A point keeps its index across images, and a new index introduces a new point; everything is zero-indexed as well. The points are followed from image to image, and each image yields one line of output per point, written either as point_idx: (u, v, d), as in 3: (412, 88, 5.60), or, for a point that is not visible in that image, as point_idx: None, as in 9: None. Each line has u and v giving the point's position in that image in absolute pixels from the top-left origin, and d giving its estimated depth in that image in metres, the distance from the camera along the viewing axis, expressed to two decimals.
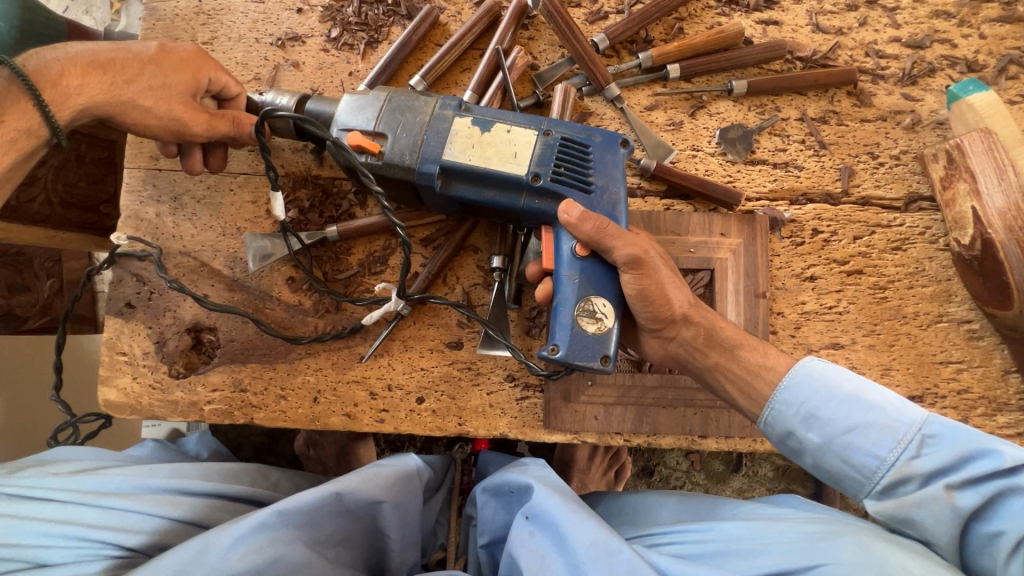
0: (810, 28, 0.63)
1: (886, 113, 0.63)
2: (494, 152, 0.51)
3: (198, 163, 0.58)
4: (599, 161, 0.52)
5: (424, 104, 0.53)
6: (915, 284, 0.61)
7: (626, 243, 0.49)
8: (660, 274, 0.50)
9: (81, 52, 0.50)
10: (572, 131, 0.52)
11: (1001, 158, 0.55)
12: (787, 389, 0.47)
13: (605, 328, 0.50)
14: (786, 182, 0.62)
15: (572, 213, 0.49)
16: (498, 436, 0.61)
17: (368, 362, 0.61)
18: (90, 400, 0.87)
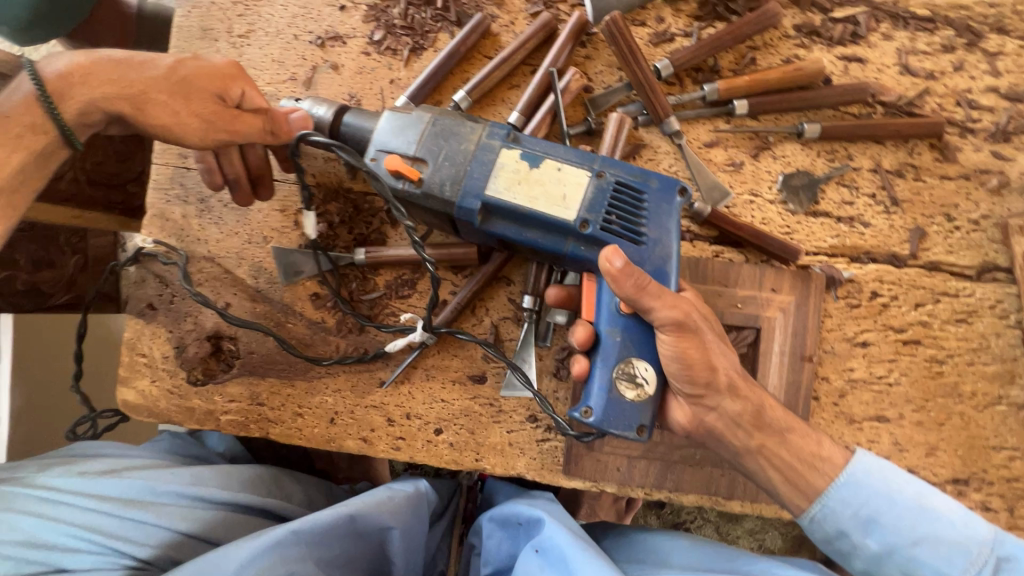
0: (898, 68, 0.57)
1: (970, 172, 0.57)
2: (541, 192, 0.47)
3: (246, 193, 0.57)
4: (655, 209, 0.48)
5: (471, 130, 0.49)
6: (976, 361, 0.57)
7: (667, 305, 0.45)
8: (704, 340, 0.46)
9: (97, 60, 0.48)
10: (628, 173, 0.48)
11: None
12: (847, 488, 0.46)
13: (646, 395, 0.47)
14: (849, 238, 0.57)
15: (615, 261, 0.43)
16: (515, 475, 0.59)
17: (388, 388, 0.59)
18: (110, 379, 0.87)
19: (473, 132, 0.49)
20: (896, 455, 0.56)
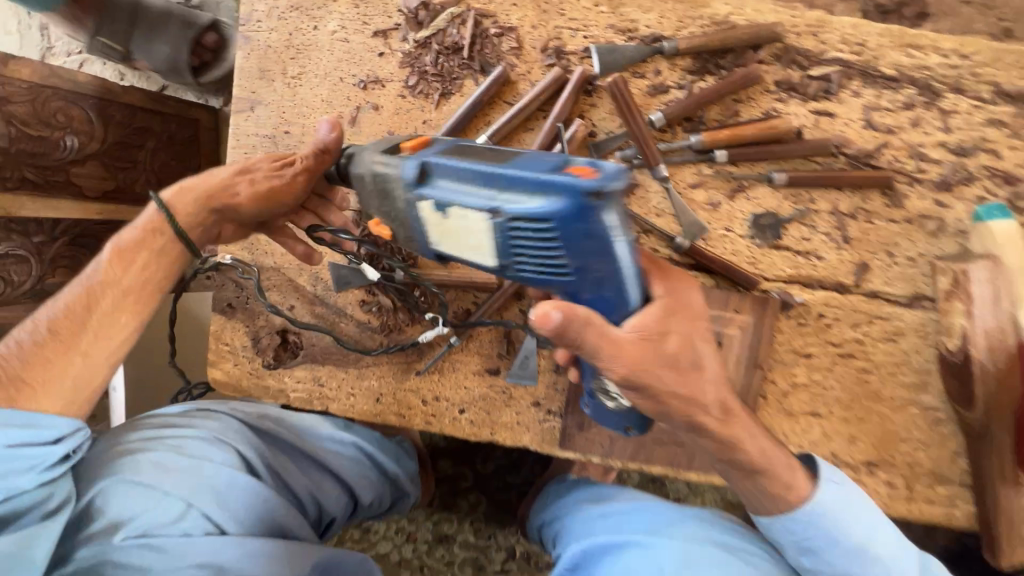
0: (862, 123, 0.66)
1: (913, 216, 0.67)
2: (458, 243, 0.48)
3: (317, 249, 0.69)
4: (575, 234, 0.41)
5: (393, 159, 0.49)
6: (898, 372, 0.69)
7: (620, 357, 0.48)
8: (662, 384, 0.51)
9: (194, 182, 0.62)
10: (530, 187, 0.41)
11: (999, 288, 0.61)
12: (800, 525, 0.58)
13: (624, 406, 0.59)
14: (803, 269, 0.69)
15: (549, 315, 0.45)
16: (521, 446, 0.74)
17: (421, 375, 0.74)
18: None
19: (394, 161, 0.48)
20: (824, 444, 0.71)
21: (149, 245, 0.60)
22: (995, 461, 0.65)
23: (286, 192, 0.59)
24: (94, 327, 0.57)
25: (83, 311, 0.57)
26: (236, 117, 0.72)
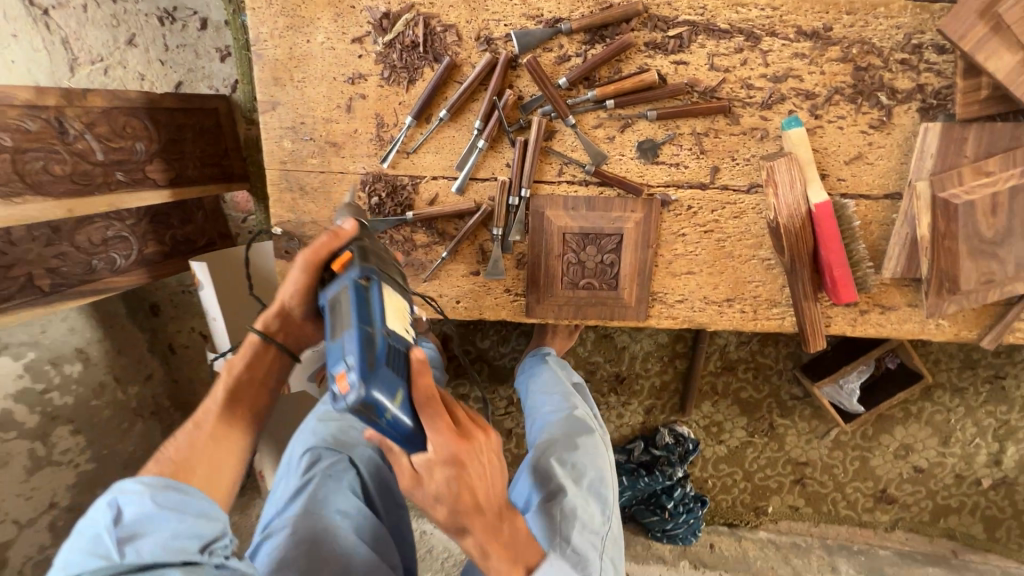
0: (708, 67, 0.94)
1: (747, 130, 0.97)
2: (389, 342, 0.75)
3: None
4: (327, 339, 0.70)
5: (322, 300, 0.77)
6: (743, 238, 1.04)
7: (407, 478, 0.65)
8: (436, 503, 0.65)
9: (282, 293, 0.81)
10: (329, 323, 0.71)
11: (793, 174, 0.93)
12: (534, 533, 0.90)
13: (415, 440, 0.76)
14: (675, 176, 1.00)
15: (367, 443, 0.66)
16: (502, 319, 1.11)
17: (427, 282, 1.08)
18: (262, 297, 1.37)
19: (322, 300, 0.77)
20: (697, 290, 1.07)
21: (255, 354, 0.82)
22: (801, 287, 1.02)
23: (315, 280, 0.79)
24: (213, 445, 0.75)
25: (216, 415, 0.77)
26: (264, 117, 1.00)
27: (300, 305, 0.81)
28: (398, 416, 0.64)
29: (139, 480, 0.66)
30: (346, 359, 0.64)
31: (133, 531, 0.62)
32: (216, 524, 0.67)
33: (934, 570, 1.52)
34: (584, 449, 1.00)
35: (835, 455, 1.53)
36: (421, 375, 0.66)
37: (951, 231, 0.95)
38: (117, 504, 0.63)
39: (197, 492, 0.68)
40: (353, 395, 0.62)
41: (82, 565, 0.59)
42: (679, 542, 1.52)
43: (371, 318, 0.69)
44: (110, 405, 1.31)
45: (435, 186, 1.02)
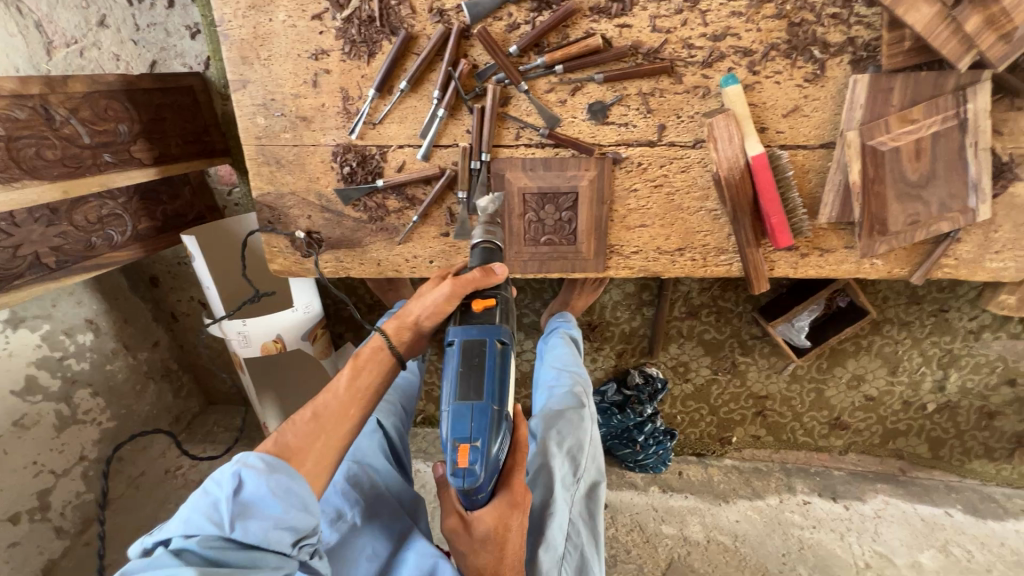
0: (650, 29, 0.99)
1: (690, 88, 1.03)
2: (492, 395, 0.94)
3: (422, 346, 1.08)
4: (449, 376, 0.91)
5: (455, 344, 0.92)
6: (690, 191, 1.11)
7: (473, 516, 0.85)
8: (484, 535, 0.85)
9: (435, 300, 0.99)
10: (456, 363, 0.91)
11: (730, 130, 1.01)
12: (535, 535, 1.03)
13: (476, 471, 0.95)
14: (625, 135, 1.07)
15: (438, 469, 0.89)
16: (473, 276, 1.21)
17: (401, 244, 1.18)
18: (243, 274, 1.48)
19: (455, 345, 0.93)
20: (651, 242, 1.16)
21: (382, 356, 1.01)
22: (744, 235, 1.11)
23: (446, 308, 0.97)
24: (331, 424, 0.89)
25: (336, 405, 0.92)
26: (236, 95, 1.06)
27: (423, 322, 1.01)
28: (483, 496, 0.85)
29: (260, 457, 0.78)
30: (472, 436, 0.83)
31: (244, 506, 0.73)
32: (310, 519, 0.78)
33: (882, 485, 1.68)
34: (570, 420, 1.18)
35: (792, 388, 1.66)
36: (512, 466, 0.91)
37: (880, 177, 1.03)
38: (239, 475, 0.75)
39: (298, 483, 0.79)
40: (471, 472, 0.82)
41: (202, 523, 0.71)
42: (651, 470, 1.68)
43: (497, 399, 0.88)
44: (123, 369, 1.43)
45: (402, 154, 1.10)
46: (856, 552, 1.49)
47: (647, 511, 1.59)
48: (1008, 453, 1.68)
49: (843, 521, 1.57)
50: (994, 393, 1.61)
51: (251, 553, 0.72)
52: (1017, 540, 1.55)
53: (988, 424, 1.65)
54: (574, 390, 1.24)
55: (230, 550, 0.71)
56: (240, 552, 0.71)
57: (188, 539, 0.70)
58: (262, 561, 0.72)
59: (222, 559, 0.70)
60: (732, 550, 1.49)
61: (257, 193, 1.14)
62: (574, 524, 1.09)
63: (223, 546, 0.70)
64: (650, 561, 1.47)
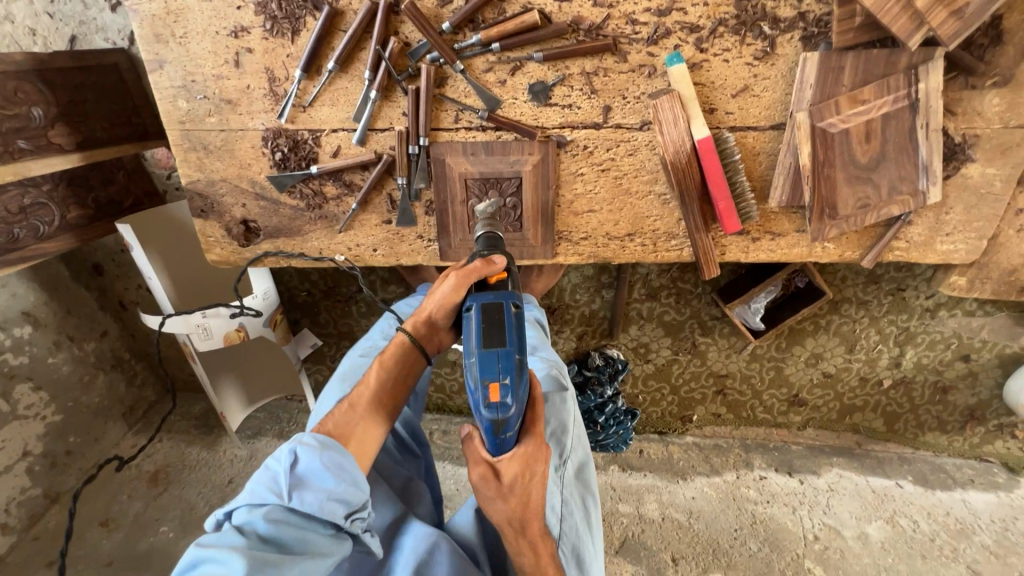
0: (591, 3, 0.94)
1: (635, 67, 0.98)
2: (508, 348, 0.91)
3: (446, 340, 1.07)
4: (472, 329, 0.86)
5: (473, 306, 0.88)
6: (639, 175, 1.08)
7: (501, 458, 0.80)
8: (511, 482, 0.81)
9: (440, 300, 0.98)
10: (478, 315, 0.86)
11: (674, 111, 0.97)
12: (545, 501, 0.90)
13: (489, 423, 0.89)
14: (569, 117, 1.02)
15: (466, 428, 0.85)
16: (419, 263, 1.17)
17: (342, 233, 1.14)
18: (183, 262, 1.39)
19: (473, 307, 0.88)
20: (599, 228, 1.13)
21: (405, 350, 1.01)
22: (692, 220, 1.08)
23: (456, 298, 0.95)
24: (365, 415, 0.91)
25: (369, 397, 0.93)
26: (153, 76, 1.00)
27: (438, 317, 1.01)
28: (513, 438, 0.81)
29: (314, 436, 0.80)
30: (501, 374, 0.80)
31: (300, 481, 0.75)
32: (362, 495, 0.78)
33: (837, 459, 1.72)
34: (552, 405, 0.98)
35: (752, 367, 1.67)
36: (538, 408, 0.86)
37: (830, 160, 1.00)
38: (296, 452, 0.77)
39: (350, 460, 0.79)
40: (503, 406, 0.79)
41: (263, 494, 0.75)
42: (611, 450, 1.71)
43: (521, 346, 0.85)
44: (68, 362, 1.39)
45: (336, 139, 1.04)
46: (806, 526, 1.54)
47: (605, 490, 1.62)
48: (961, 426, 1.69)
49: (796, 495, 1.61)
50: (948, 368, 1.60)
51: (305, 527, 0.74)
52: (963, 509, 1.60)
53: (942, 399, 1.66)
54: (550, 372, 1.02)
55: (284, 524, 0.73)
56: (293, 526, 0.73)
57: (250, 510, 0.74)
58: (315, 535, 0.74)
59: (277, 533, 0.72)
60: (686, 527, 1.53)
61: (186, 180, 1.09)
62: (567, 506, 0.92)
63: (282, 519, 0.73)
64: (605, 540, 1.50)
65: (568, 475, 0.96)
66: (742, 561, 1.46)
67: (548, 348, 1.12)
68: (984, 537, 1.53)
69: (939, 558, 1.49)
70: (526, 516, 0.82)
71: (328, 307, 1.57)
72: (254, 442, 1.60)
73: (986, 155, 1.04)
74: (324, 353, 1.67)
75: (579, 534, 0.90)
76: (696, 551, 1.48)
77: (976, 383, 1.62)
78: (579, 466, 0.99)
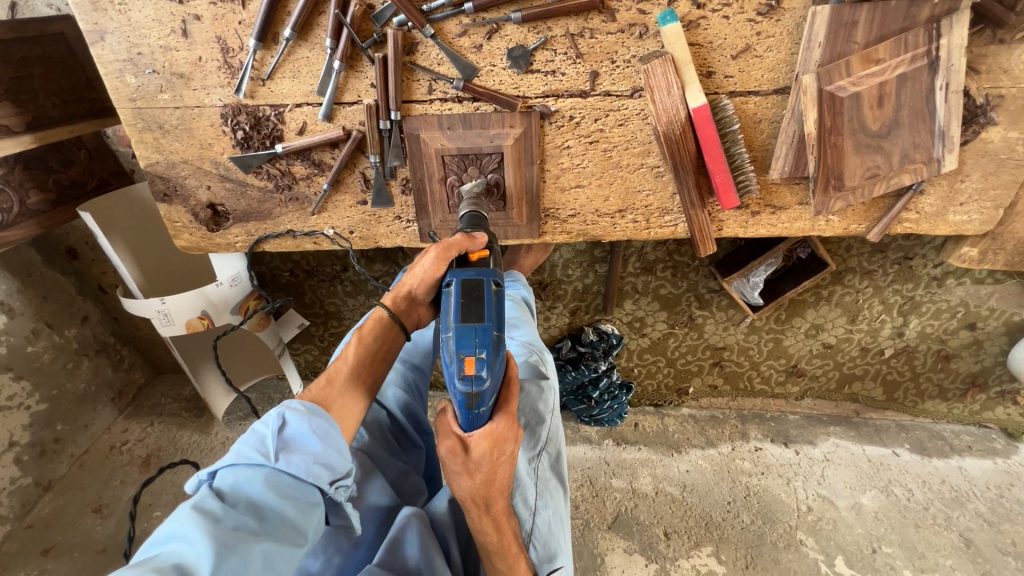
0: None
1: (624, 26, 0.89)
2: None
3: (427, 318, 1.01)
4: (446, 306, 0.81)
5: (452, 281, 0.82)
6: (630, 146, 0.99)
7: (480, 433, 0.76)
8: (468, 464, 0.76)
9: (419, 275, 0.91)
10: (454, 291, 0.81)
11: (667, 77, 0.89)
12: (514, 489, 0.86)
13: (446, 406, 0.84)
14: (553, 85, 0.94)
15: (442, 404, 0.82)
16: (400, 245, 1.12)
17: (315, 215, 1.07)
18: (155, 239, 1.32)
19: (453, 282, 0.83)
20: (588, 204, 1.06)
21: (383, 326, 0.94)
22: (687, 194, 1.00)
23: (438, 272, 0.88)
24: (343, 385, 0.86)
25: (347, 373, 0.87)
26: (95, 49, 0.91)
27: (419, 292, 0.94)
28: (486, 413, 0.77)
29: (301, 402, 0.77)
30: (477, 348, 0.75)
31: (287, 444, 0.72)
32: (347, 462, 0.75)
33: (835, 428, 1.71)
34: (527, 395, 0.95)
35: (750, 339, 1.62)
36: (512, 386, 0.81)
37: (837, 127, 0.92)
38: (283, 415, 0.74)
39: (338, 429, 0.77)
40: (477, 379, 0.74)
41: (248, 456, 0.69)
42: (606, 424, 1.71)
43: (500, 323, 0.80)
44: (49, 350, 1.36)
45: (301, 115, 0.96)
46: (800, 497, 1.54)
47: (599, 465, 1.63)
48: (962, 393, 1.66)
49: (791, 466, 1.61)
50: (953, 336, 1.55)
51: (292, 493, 0.68)
52: (958, 477, 1.59)
53: (944, 367, 1.62)
54: (529, 360, 0.98)
55: (271, 486, 0.67)
56: (280, 491, 0.67)
57: (234, 473, 0.68)
58: (301, 501, 0.69)
59: (261, 500, 0.66)
60: (679, 500, 1.54)
61: (145, 163, 1.02)
62: (539, 500, 0.89)
63: (268, 482, 0.68)
64: (597, 514, 1.51)
65: (542, 467, 0.93)
66: (735, 534, 1.46)
67: (533, 331, 1.08)
68: (978, 505, 1.53)
69: (932, 526, 1.48)
70: (492, 492, 0.77)
71: (313, 288, 1.52)
72: (245, 423, 1.60)
73: (1009, 116, 0.94)
74: (312, 333, 1.64)
75: (549, 530, 0.88)
76: (688, 525, 1.48)
77: (980, 350, 1.57)
78: (553, 458, 0.97)
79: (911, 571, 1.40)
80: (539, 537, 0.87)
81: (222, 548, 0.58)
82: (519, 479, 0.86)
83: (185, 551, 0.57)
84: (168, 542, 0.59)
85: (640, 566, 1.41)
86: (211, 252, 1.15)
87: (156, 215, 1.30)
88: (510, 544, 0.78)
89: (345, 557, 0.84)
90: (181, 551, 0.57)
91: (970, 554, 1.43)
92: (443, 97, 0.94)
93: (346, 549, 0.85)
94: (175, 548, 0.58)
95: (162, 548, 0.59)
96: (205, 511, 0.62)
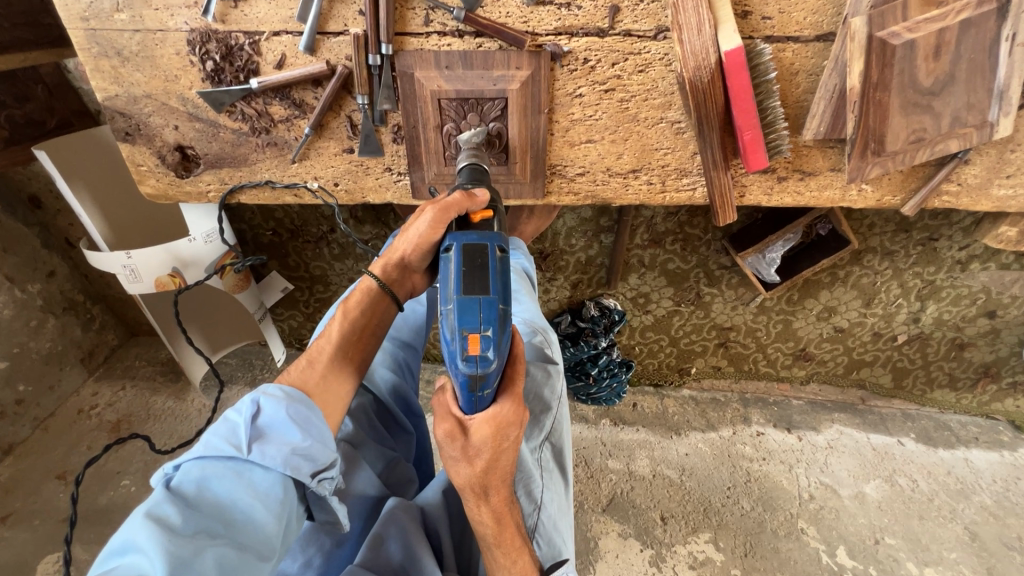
0: None
1: None
2: None
3: (422, 286, 0.91)
4: (446, 275, 0.72)
5: (452, 246, 0.73)
6: (649, 97, 0.89)
7: (483, 417, 0.68)
8: (469, 447, 0.67)
9: (412, 237, 0.81)
10: (455, 259, 0.71)
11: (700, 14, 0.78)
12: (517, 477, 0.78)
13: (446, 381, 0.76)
14: (567, 21, 0.82)
15: (441, 379, 0.75)
16: (389, 201, 1.01)
17: (296, 163, 0.97)
18: (123, 187, 1.20)
19: (453, 247, 0.73)
20: (599, 161, 0.96)
21: (371, 298, 0.84)
22: (711, 154, 0.90)
23: (435, 237, 0.79)
24: (327, 365, 0.77)
25: (330, 353, 0.78)
26: None
27: (414, 259, 0.83)
28: (489, 396, 0.68)
29: (280, 387, 0.68)
30: (482, 324, 0.66)
31: (262, 433, 0.63)
32: (331, 452, 0.66)
33: (839, 415, 1.64)
34: (533, 378, 0.86)
35: (759, 319, 1.55)
36: (518, 366, 0.73)
37: (885, 81, 0.81)
38: (258, 402, 0.65)
39: (320, 416, 0.68)
40: (483, 360, 0.65)
41: (218, 447, 0.60)
42: (603, 403, 1.64)
43: (507, 296, 0.71)
44: (9, 305, 1.26)
45: (280, 45, 0.85)
46: (801, 484, 1.48)
47: (595, 445, 1.56)
48: (972, 383, 1.60)
49: (793, 452, 1.55)
50: (970, 324, 1.48)
51: (267, 490, 0.60)
52: (964, 469, 1.54)
53: (957, 356, 1.55)
54: (533, 341, 0.91)
55: (244, 483, 0.59)
56: (254, 489, 0.59)
57: (202, 466, 0.59)
58: (279, 499, 0.60)
59: (232, 500, 0.58)
60: (677, 484, 1.48)
61: (102, 95, 0.90)
62: (545, 492, 0.81)
63: (240, 478, 0.59)
64: (592, 497, 1.45)
65: (546, 458, 0.85)
66: (734, 520, 1.41)
67: (535, 306, 0.99)
68: (983, 497, 1.48)
69: (937, 518, 1.43)
70: (493, 482, 0.68)
71: (297, 248, 1.42)
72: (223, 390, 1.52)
73: None
74: (296, 297, 1.55)
75: (554, 525, 0.80)
76: (686, 510, 1.43)
77: (996, 340, 1.50)
78: (558, 448, 0.88)
79: (914, 564, 1.36)
80: (543, 534, 0.79)
81: (183, 560, 0.50)
82: (523, 468, 0.78)
83: (143, 563, 0.49)
84: (124, 553, 0.50)
85: (635, 551, 1.36)
86: (180, 203, 1.04)
87: (123, 163, 1.18)
88: (512, 537, 0.70)
89: (327, 557, 0.77)
90: (137, 564, 0.49)
91: (975, 548, 1.38)
92: (442, 29, 0.82)
93: (328, 548, 0.77)
94: (133, 560, 0.49)
95: (118, 561, 0.49)
96: (169, 514, 0.53)
